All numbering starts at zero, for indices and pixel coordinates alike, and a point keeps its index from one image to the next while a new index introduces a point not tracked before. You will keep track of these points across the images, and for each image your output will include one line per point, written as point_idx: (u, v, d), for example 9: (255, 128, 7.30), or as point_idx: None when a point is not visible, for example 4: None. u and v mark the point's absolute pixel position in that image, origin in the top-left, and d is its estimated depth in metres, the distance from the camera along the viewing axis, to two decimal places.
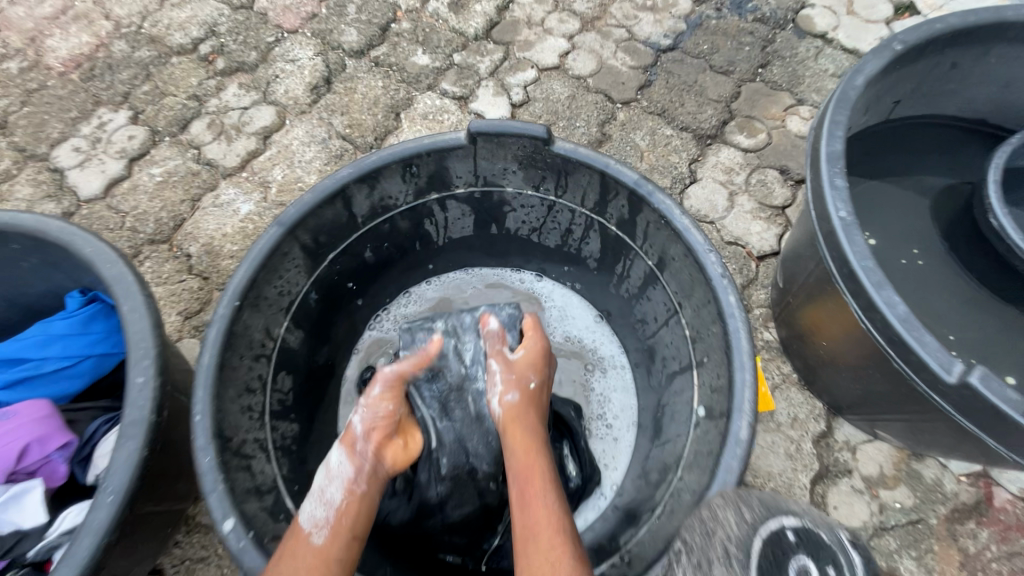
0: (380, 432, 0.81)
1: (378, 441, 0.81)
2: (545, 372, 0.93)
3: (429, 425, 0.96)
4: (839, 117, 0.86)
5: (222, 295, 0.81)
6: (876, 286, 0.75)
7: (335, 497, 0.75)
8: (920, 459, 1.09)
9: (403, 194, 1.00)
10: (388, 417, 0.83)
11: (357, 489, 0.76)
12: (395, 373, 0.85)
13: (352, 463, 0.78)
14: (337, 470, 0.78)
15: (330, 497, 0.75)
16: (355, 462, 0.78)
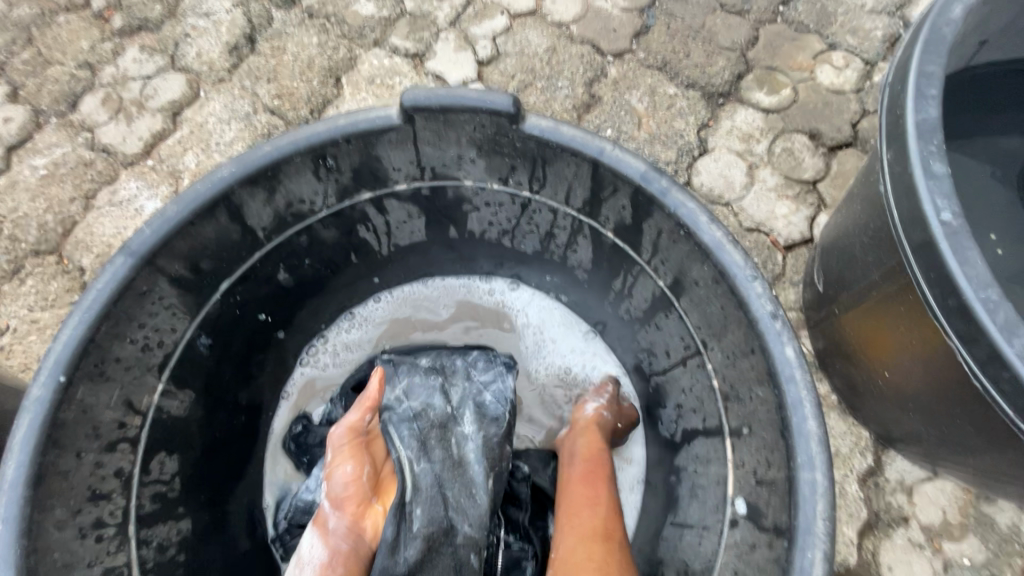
0: (349, 503, 0.65)
1: (352, 513, 0.66)
2: None
3: (404, 473, 0.68)
4: (932, 66, 0.60)
5: (41, 368, 0.56)
6: (1007, 330, 0.50)
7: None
8: (992, 501, 0.89)
9: (322, 196, 0.72)
10: (354, 482, 0.66)
11: (332, 575, 0.62)
12: (343, 429, 0.68)
13: (323, 546, 0.64)
14: (308, 557, 0.64)
15: None
16: (329, 545, 0.64)
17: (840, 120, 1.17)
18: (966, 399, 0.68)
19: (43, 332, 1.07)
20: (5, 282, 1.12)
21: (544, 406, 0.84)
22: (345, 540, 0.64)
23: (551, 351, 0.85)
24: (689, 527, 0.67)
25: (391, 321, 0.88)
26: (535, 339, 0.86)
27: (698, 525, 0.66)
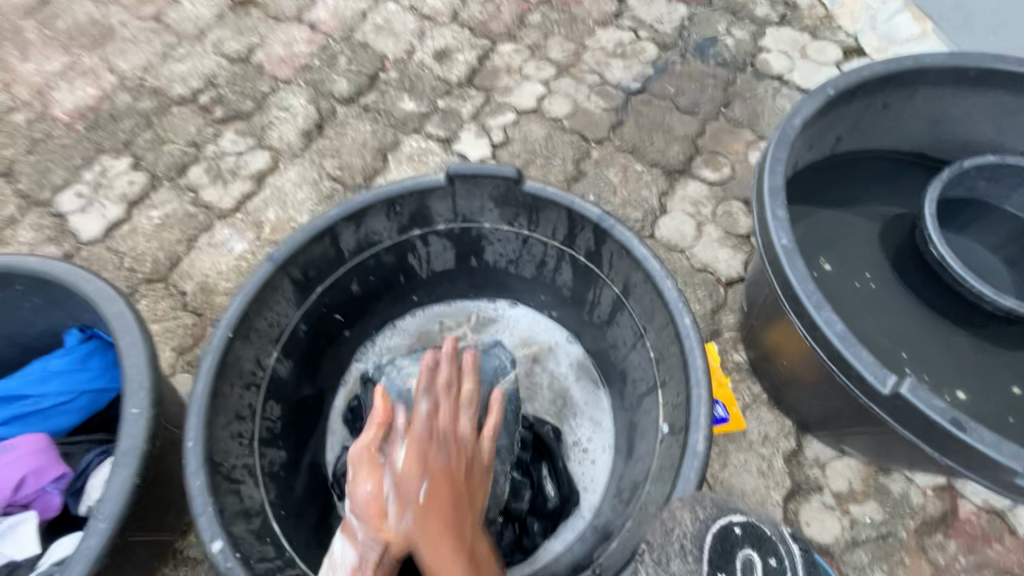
0: (365, 518, 0.80)
1: (372, 526, 0.81)
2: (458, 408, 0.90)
3: None
4: (781, 153, 0.95)
5: (216, 327, 0.87)
6: (815, 306, 0.79)
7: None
8: (887, 474, 1.14)
9: (388, 231, 1.06)
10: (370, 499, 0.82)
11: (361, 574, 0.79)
12: (356, 453, 0.85)
13: (354, 551, 0.81)
14: (343, 558, 0.82)
15: None
16: (357, 550, 0.81)
17: None
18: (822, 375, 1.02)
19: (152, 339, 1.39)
20: None
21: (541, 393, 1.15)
22: (372, 547, 0.80)
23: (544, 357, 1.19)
24: (639, 459, 0.90)
25: (423, 331, 1.21)
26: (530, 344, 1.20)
27: (643, 456, 0.90)
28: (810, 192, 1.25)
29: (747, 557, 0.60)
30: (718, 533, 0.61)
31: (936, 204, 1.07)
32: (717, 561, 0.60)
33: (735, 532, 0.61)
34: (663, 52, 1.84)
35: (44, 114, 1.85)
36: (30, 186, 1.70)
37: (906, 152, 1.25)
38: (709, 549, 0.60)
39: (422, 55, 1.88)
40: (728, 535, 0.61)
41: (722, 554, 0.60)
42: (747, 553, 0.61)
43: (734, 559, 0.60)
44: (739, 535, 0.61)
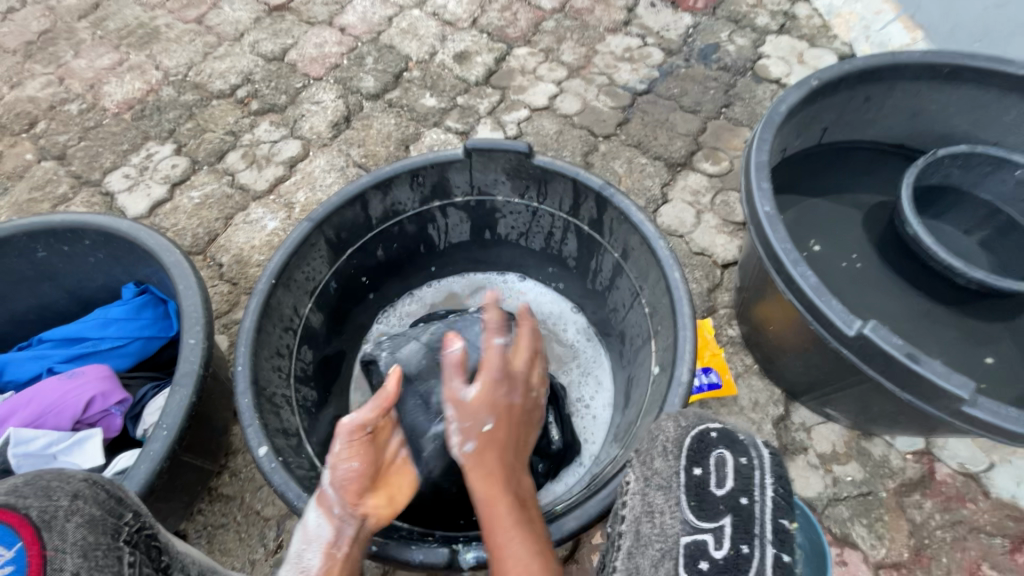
0: (353, 490, 0.76)
1: (353, 500, 0.76)
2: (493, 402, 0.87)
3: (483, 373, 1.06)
4: (767, 134, 1.06)
5: (261, 275, 0.98)
6: (792, 262, 0.91)
7: (312, 564, 0.72)
8: (868, 438, 1.23)
9: (411, 200, 1.17)
10: (358, 472, 0.78)
11: (337, 554, 0.72)
12: (354, 426, 0.78)
13: (331, 525, 0.73)
14: (314, 534, 0.73)
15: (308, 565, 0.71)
16: (334, 524, 0.73)
17: None
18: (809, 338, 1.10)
19: None
20: None
21: (546, 354, 1.25)
22: (349, 523, 0.74)
23: (549, 325, 1.29)
24: (634, 403, 1.01)
25: (440, 299, 1.32)
26: (536, 313, 1.30)
27: (637, 400, 1.00)
28: (800, 180, 1.35)
29: (721, 456, 0.69)
30: (697, 437, 0.72)
31: (912, 187, 1.16)
32: (694, 458, 0.70)
33: (710, 435, 0.71)
34: (668, 56, 1.97)
35: (95, 104, 2.01)
36: (82, 168, 1.85)
37: (887, 144, 1.36)
38: (685, 447, 0.71)
39: (443, 56, 2.02)
40: (706, 438, 0.71)
41: (699, 450, 0.70)
42: (720, 450, 0.70)
43: (709, 454, 0.69)
44: (715, 438, 0.71)
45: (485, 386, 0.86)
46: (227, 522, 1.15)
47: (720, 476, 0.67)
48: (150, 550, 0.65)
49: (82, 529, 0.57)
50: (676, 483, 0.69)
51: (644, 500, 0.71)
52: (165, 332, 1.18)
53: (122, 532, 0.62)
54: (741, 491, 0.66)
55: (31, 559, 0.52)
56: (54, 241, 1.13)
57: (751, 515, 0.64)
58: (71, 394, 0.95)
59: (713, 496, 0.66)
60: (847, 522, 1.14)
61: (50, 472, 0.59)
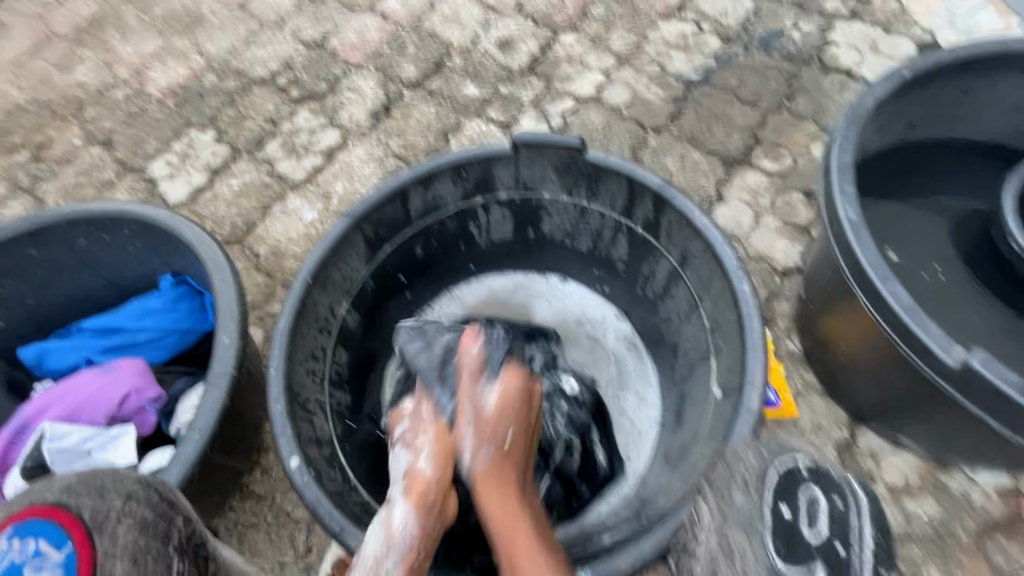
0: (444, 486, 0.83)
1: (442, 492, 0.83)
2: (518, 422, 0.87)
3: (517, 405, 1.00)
4: (850, 132, 0.95)
5: (297, 273, 0.94)
6: (881, 278, 0.80)
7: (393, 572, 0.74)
8: (946, 471, 1.11)
9: (453, 197, 1.10)
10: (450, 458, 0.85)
11: (416, 554, 0.77)
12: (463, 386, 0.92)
13: (419, 522, 0.78)
14: (398, 538, 0.76)
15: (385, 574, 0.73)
16: (420, 523, 0.78)
17: None
18: (889, 359, 0.99)
19: None
20: None
21: (589, 362, 1.18)
22: (433, 522, 0.80)
23: (592, 331, 1.21)
24: (689, 423, 0.93)
25: (479, 298, 1.25)
26: (579, 318, 1.22)
27: (693, 421, 0.91)
28: (877, 182, 1.23)
29: (814, 496, 0.66)
30: (784, 471, 0.67)
31: (1016, 196, 1.03)
32: (782, 497, 0.66)
33: (801, 472, 0.68)
34: (726, 44, 1.84)
35: (140, 90, 2.02)
36: (126, 154, 1.87)
37: (982, 142, 1.21)
38: (773, 485, 0.66)
39: (486, 43, 1.94)
40: (795, 475, 0.67)
41: (789, 490, 0.66)
42: (809, 488, 0.67)
43: (799, 494, 0.66)
44: (806, 476, 0.68)
45: (512, 399, 0.88)
46: (257, 522, 1.12)
47: (812, 517, 0.65)
48: (198, 560, 0.61)
49: (132, 532, 0.54)
50: (762, 523, 0.64)
51: (723, 538, 0.65)
52: (201, 325, 1.16)
53: (173, 537, 0.59)
54: (835, 537, 0.64)
55: (82, 562, 0.50)
56: (95, 230, 1.12)
57: (847, 564, 0.62)
58: (107, 389, 0.94)
59: (803, 540, 0.64)
60: (920, 563, 1.04)
61: (105, 472, 0.58)
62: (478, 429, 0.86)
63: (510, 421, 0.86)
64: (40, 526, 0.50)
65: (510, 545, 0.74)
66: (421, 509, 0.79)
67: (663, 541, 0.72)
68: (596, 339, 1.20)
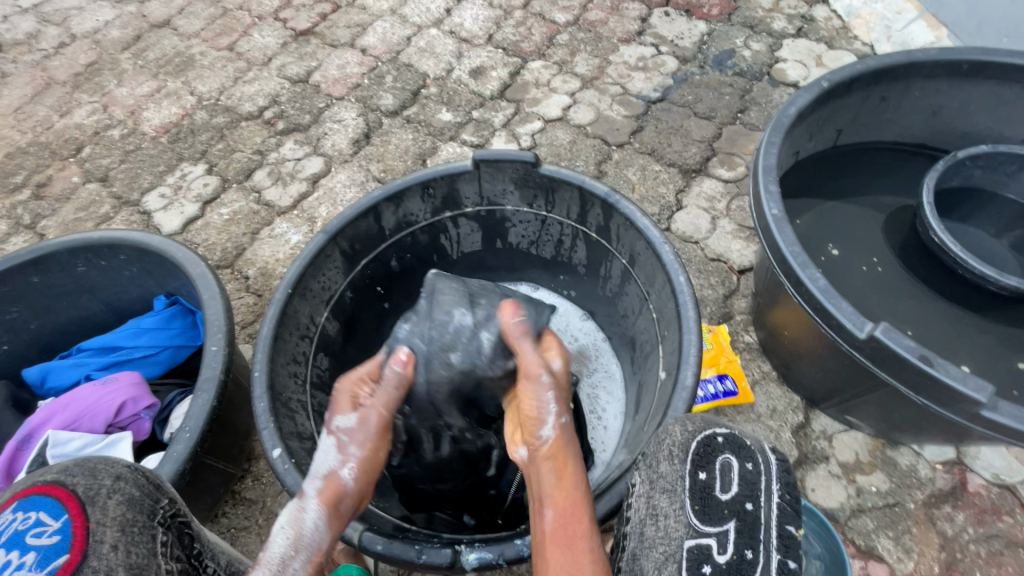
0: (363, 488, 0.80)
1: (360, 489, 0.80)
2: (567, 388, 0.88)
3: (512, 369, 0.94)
4: (775, 138, 1.05)
5: (279, 285, 1.02)
6: (800, 265, 0.90)
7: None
8: (894, 447, 1.19)
9: (423, 212, 1.20)
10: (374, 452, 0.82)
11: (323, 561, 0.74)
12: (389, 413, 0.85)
13: (330, 532, 0.75)
14: (307, 545, 0.73)
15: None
16: (331, 532, 0.75)
17: None
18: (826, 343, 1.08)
19: None
20: None
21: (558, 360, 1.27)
22: (344, 525, 0.78)
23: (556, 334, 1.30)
24: (643, 409, 1.02)
25: None
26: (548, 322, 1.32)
27: (647, 405, 1.00)
28: (815, 184, 1.33)
29: (728, 461, 0.69)
30: (703, 441, 0.71)
31: (934, 192, 1.12)
32: (699, 462, 0.69)
33: (717, 440, 0.71)
34: (682, 64, 1.97)
35: (135, 129, 2.14)
36: (122, 189, 1.97)
37: (908, 144, 1.32)
38: (691, 452, 0.70)
39: (459, 72, 2.08)
40: (711, 442, 0.70)
41: (705, 455, 0.69)
42: (725, 456, 0.69)
43: (714, 460, 0.69)
44: (721, 443, 0.71)
45: (570, 373, 0.89)
46: (248, 525, 1.18)
47: (726, 481, 0.67)
48: (182, 536, 0.72)
49: (122, 506, 0.66)
50: (681, 487, 0.69)
51: (650, 504, 0.71)
52: (193, 341, 1.25)
53: (158, 514, 0.69)
54: (745, 497, 0.66)
55: (76, 530, 0.61)
56: (93, 256, 1.21)
57: (755, 521, 0.64)
58: (105, 399, 1.01)
59: (717, 501, 0.66)
60: (872, 534, 1.10)
61: (98, 458, 0.69)
62: (559, 393, 0.83)
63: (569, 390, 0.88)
64: (42, 499, 0.62)
65: (571, 503, 0.73)
66: (331, 517, 0.75)
67: (610, 508, 0.80)
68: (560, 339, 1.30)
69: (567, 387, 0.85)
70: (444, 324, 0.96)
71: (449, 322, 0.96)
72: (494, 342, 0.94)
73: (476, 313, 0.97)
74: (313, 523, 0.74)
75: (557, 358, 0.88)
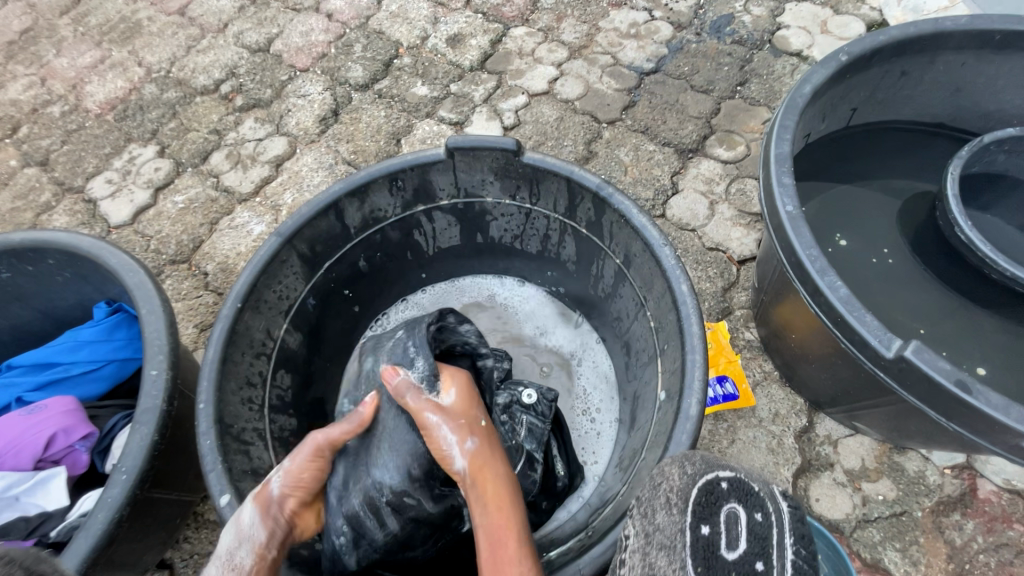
0: (297, 498, 0.78)
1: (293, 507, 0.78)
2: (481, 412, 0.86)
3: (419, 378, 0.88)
4: (788, 121, 0.93)
5: (226, 298, 0.90)
6: (819, 272, 0.79)
7: (244, 563, 0.70)
8: (902, 452, 1.13)
9: (392, 206, 1.06)
10: (312, 473, 0.81)
11: (267, 555, 0.72)
12: (325, 438, 0.82)
13: (265, 527, 0.73)
14: (247, 533, 0.72)
15: (239, 563, 0.70)
16: (268, 526, 0.73)
17: None
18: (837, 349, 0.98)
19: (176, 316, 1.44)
20: None
21: (540, 366, 1.16)
22: (283, 527, 0.75)
23: (541, 339, 1.20)
24: (638, 428, 0.93)
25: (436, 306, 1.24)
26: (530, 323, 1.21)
27: (643, 424, 0.90)
28: (823, 168, 1.22)
29: (734, 511, 0.58)
30: (704, 487, 0.60)
31: (959, 181, 1.02)
32: (702, 514, 0.57)
33: (721, 486, 0.60)
34: (677, 31, 1.82)
35: (77, 105, 1.93)
36: (64, 174, 1.78)
37: (926, 123, 1.21)
38: (693, 501, 0.58)
39: (435, 40, 1.89)
40: (715, 489, 0.59)
41: (709, 505, 0.58)
42: (731, 506, 0.58)
43: (719, 511, 0.57)
44: (726, 490, 0.60)
45: (466, 397, 0.87)
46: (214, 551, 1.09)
47: (733, 537, 0.56)
48: None
49: None
50: (681, 541, 0.56)
51: (644, 559, 0.57)
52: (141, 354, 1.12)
53: None
54: (756, 556, 0.54)
55: None
56: (16, 261, 1.06)
57: None
58: (31, 431, 0.89)
59: (724, 561, 0.54)
60: (878, 546, 1.05)
61: None
62: (456, 424, 0.81)
63: (480, 411, 0.86)
64: None
65: (495, 525, 0.71)
66: (266, 515, 0.73)
67: (603, 563, 0.70)
68: (544, 343, 1.19)
69: (469, 413, 0.83)
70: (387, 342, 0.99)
71: (388, 340, 0.99)
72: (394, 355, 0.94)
73: (405, 329, 0.98)
74: (246, 515, 0.72)
75: (448, 391, 0.86)
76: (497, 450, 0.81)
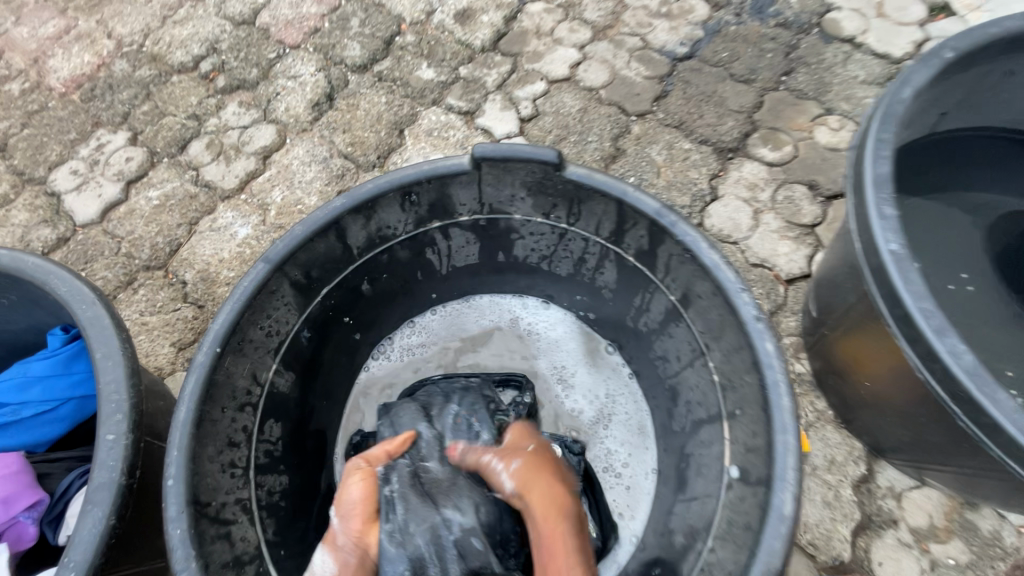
0: (358, 520, 0.77)
1: (359, 530, 0.77)
2: (537, 439, 0.86)
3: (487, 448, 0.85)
4: (886, 134, 0.77)
5: (202, 342, 0.73)
6: (936, 332, 0.64)
7: None
8: (975, 508, 1.00)
9: (403, 223, 0.90)
10: (363, 496, 0.79)
11: None
12: (357, 461, 0.81)
13: (334, 558, 0.75)
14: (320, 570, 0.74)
15: None
16: (338, 557, 0.75)
17: (835, 174, 1.35)
18: (922, 403, 0.82)
19: (150, 332, 1.28)
20: (120, 291, 1.34)
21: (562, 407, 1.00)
22: (354, 553, 0.76)
23: (566, 370, 1.03)
24: (695, 498, 0.80)
25: (447, 329, 1.07)
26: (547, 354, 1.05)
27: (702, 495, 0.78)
28: (896, 179, 1.06)
29: None
30: None
31: None
32: None
33: None
34: (715, 10, 1.62)
35: (39, 82, 1.72)
36: (25, 162, 1.58)
37: (1017, 131, 1.05)
38: None
39: (442, 16, 1.68)
40: None
41: None
42: None
43: None
44: None
45: (523, 430, 0.87)
46: None
47: None
48: None
49: None
50: None
51: None
52: None
53: None
54: None
55: None
56: None
57: None
58: None
59: None
60: None
61: None
62: (505, 454, 0.82)
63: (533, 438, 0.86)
64: None
65: (545, 544, 0.72)
66: (332, 547, 0.76)
67: None
68: (570, 375, 1.03)
69: (521, 440, 0.84)
70: (442, 413, 0.90)
71: (441, 409, 0.91)
72: (456, 418, 0.89)
73: (462, 403, 0.91)
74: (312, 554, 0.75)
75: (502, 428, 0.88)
76: (547, 468, 0.81)
